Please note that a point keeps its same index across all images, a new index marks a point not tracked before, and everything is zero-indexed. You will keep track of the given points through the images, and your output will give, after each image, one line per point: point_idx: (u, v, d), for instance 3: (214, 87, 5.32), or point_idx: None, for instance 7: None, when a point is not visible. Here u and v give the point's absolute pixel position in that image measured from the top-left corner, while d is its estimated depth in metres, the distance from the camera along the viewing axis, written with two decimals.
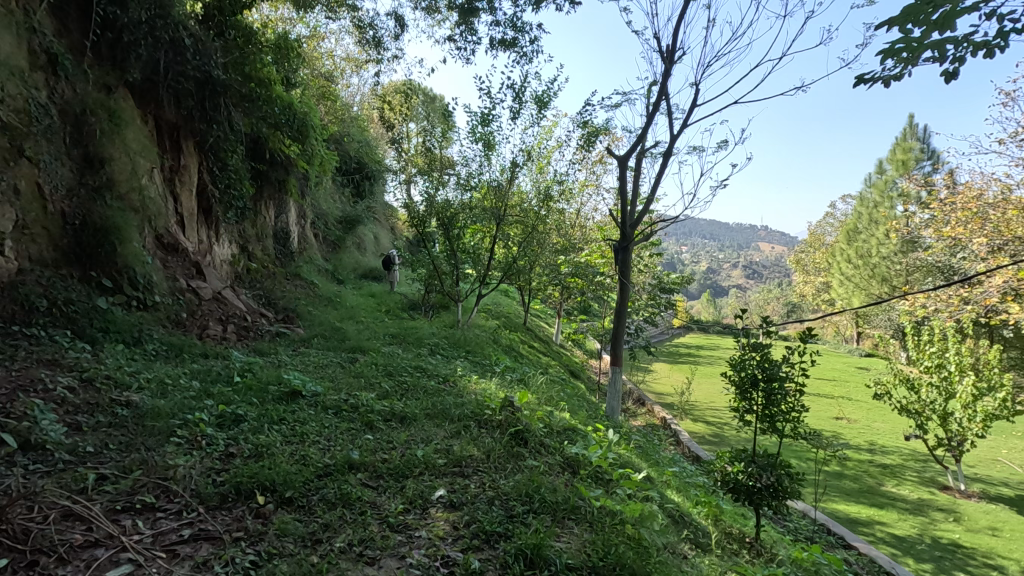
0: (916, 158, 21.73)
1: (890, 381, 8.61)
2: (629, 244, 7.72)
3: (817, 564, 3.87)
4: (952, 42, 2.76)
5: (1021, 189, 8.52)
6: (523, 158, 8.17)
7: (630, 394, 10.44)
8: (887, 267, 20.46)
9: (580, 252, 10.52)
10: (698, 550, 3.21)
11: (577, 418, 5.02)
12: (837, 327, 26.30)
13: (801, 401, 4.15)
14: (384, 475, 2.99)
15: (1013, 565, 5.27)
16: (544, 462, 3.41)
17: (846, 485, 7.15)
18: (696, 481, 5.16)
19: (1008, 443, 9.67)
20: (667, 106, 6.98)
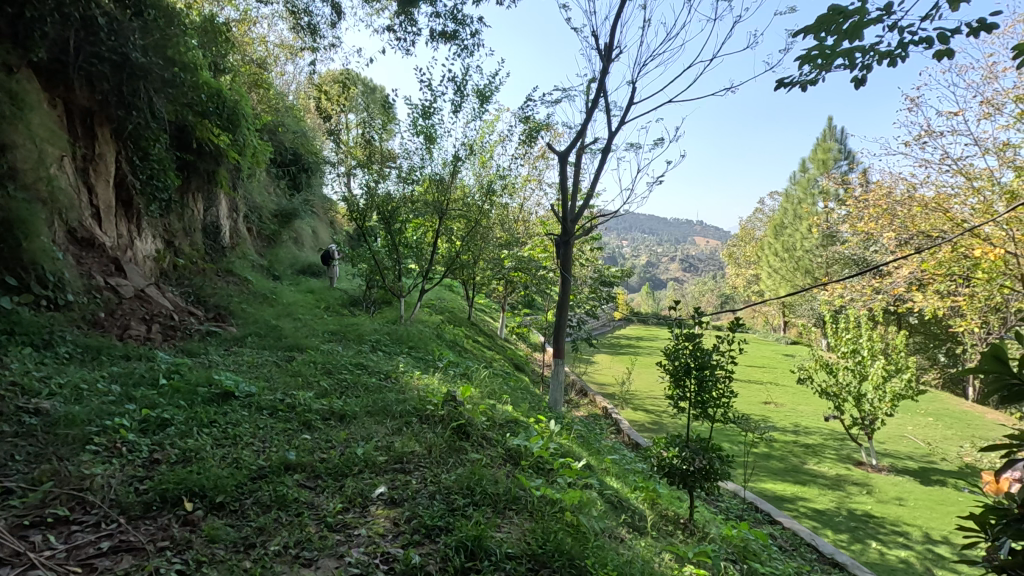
0: (834, 158, 23.24)
1: (812, 367, 9.22)
2: (570, 238, 7.86)
3: (744, 539, 4.11)
4: (860, 51, 2.99)
5: (924, 188, 9.30)
6: (465, 151, 8.14)
7: (573, 386, 10.67)
8: (809, 260, 21.82)
9: (524, 246, 10.61)
10: (635, 532, 3.34)
11: (520, 410, 5.08)
12: (766, 316, 27.84)
13: (731, 386, 4.38)
14: (323, 475, 2.93)
15: (916, 530, 5.80)
16: (487, 455, 3.43)
17: (773, 465, 7.61)
18: (635, 467, 5.34)
19: (913, 420, 10.57)
20: (605, 104, 7.14)
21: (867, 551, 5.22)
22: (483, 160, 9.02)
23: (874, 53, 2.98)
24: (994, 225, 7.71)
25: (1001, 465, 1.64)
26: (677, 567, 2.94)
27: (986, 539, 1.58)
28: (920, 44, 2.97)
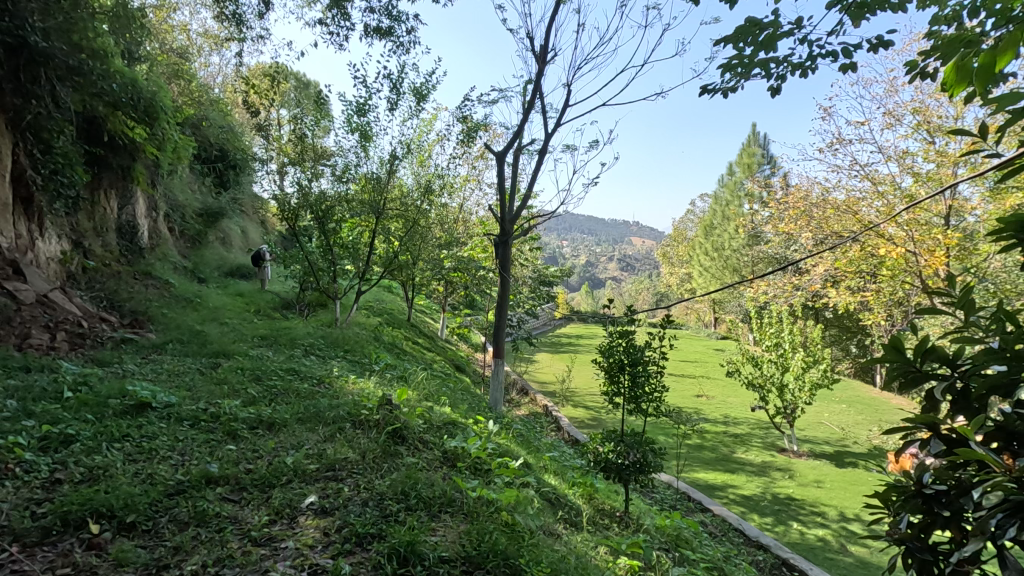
0: (758, 162, 24.62)
1: (739, 360, 9.71)
2: (508, 238, 7.90)
3: (676, 529, 4.26)
4: (774, 62, 3.17)
5: (836, 192, 10.02)
6: (402, 150, 8.02)
7: (514, 385, 10.74)
8: (737, 259, 22.96)
9: (464, 246, 10.56)
10: (571, 528, 3.40)
11: (458, 411, 5.04)
12: (698, 313, 29.11)
13: (662, 381, 4.54)
14: (248, 487, 2.79)
15: (832, 510, 6.22)
16: (423, 458, 3.38)
17: (705, 455, 7.95)
18: (573, 463, 5.43)
19: (829, 407, 11.36)
20: (541, 105, 7.23)
21: (789, 532, 5.55)
22: (421, 159, 8.93)
23: (787, 64, 3.18)
24: (897, 226, 8.41)
25: (903, 446, 1.79)
26: (613, 560, 3.01)
27: (888, 514, 1.73)
28: (827, 58, 3.20)
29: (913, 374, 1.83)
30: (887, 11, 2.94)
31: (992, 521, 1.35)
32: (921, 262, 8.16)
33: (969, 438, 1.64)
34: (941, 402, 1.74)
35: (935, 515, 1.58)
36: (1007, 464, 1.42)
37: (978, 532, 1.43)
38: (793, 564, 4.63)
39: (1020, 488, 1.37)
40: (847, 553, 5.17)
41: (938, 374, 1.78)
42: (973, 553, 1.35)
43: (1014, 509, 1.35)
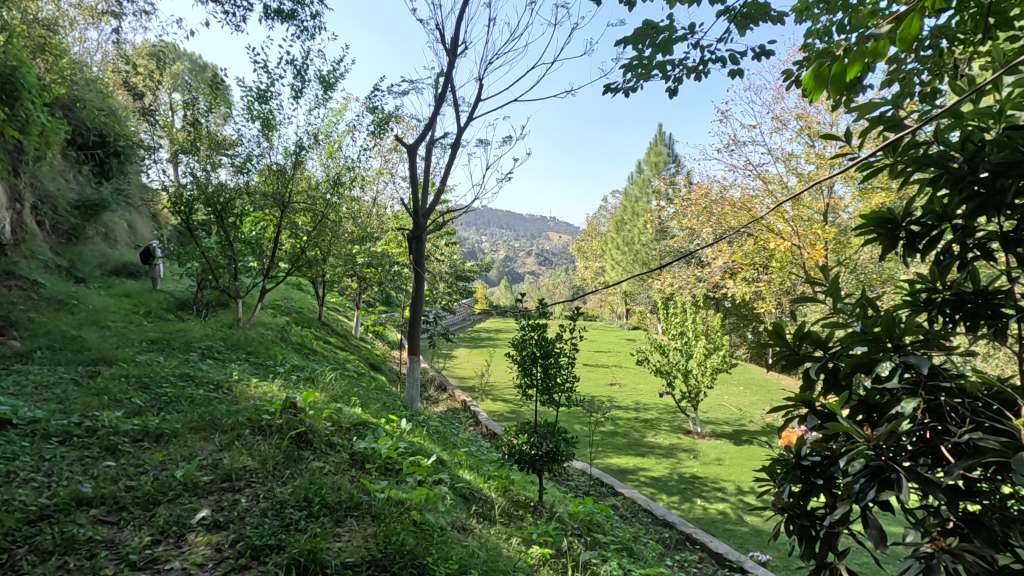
0: (664, 161, 25.93)
1: (648, 349, 10.22)
2: (422, 233, 7.79)
3: (589, 514, 4.41)
4: (670, 64, 3.34)
5: (732, 189, 10.79)
6: (308, 140, 7.65)
7: (432, 382, 10.65)
8: (646, 253, 24.11)
9: (377, 241, 10.27)
10: (484, 521, 3.41)
11: (370, 411, 4.90)
12: (611, 305, 30.34)
13: (573, 371, 4.66)
14: (128, 506, 2.53)
15: (730, 485, 6.71)
16: (330, 461, 3.25)
17: (618, 441, 8.30)
18: (489, 457, 5.47)
19: (728, 390, 12.24)
20: (453, 98, 7.16)
21: (693, 508, 5.93)
22: (330, 151, 8.57)
23: (682, 67, 3.35)
24: (784, 222, 9.19)
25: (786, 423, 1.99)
26: (526, 549, 3.06)
27: (774, 484, 1.92)
28: (717, 63, 3.41)
29: (792, 356, 2.02)
30: (768, 23, 3.18)
31: (857, 485, 1.55)
32: (805, 255, 9.00)
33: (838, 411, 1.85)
34: (817, 380, 1.94)
35: (810, 483, 1.79)
36: (868, 434, 1.63)
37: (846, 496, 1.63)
38: (695, 538, 4.93)
39: (877, 454, 1.58)
40: (743, 523, 5.60)
41: (813, 355, 1.98)
42: (842, 514, 1.55)
43: (873, 473, 1.56)
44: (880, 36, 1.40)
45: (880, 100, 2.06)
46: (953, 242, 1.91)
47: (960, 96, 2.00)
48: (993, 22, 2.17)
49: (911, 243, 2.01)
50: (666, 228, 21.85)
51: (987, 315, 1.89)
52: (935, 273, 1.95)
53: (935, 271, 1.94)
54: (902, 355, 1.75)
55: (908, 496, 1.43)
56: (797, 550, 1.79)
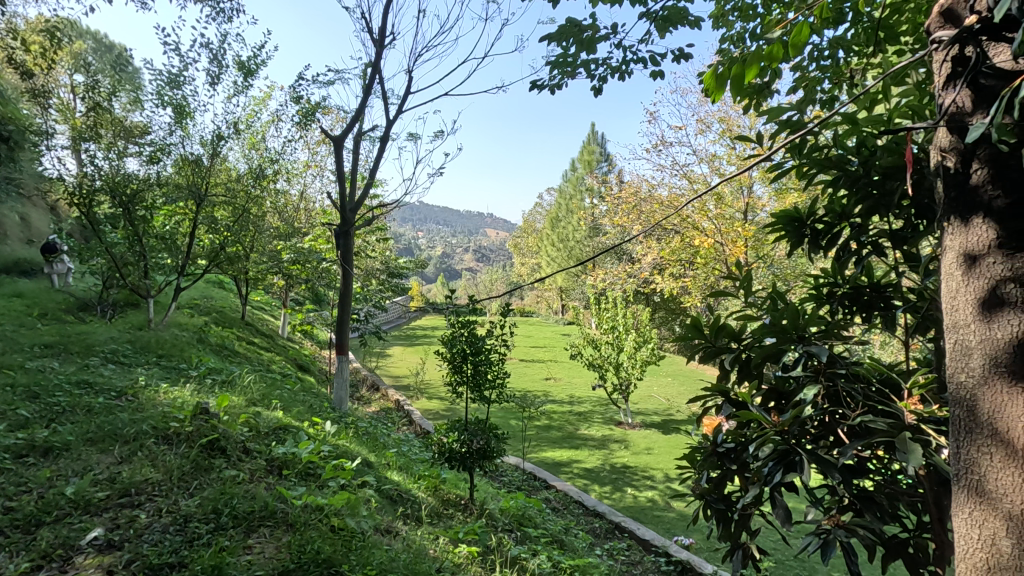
0: (597, 159, 26.54)
1: (582, 343, 10.43)
2: (350, 228, 7.58)
3: (520, 509, 4.43)
4: (594, 63, 3.38)
5: (660, 188, 11.19)
6: (227, 129, 7.21)
7: (364, 381, 10.38)
8: (580, 249, 24.60)
9: (304, 237, 9.87)
10: (412, 523, 3.34)
11: (293, 414, 4.68)
12: (548, 301, 30.81)
13: (503, 368, 4.67)
14: (5, 531, 2.28)
15: (659, 473, 6.97)
16: (246, 469, 3.08)
17: (553, 435, 8.41)
18: (421, 456, 5.38)
19: (657, 381, 12.72)
20: (381, 90, 6.98)
21: (624, 498, 6.10)
22: (252, 141, 8.15)
23: (606, 66, 3.41)
24: (708, 220, 9.64)
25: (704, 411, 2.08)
26: (453, 549, 3.02)
27: (693, 473, 1.99)
28: (639, 64, 3.49)
29: (708, 348, 2.08)
30: (685, 27, 3.28)
31: (765, 469, 1.63)
32: (727, 252, 9.47)
33: (749, 398, 1.94)
34: (730, 370, 2.00)
35: (725, 468, 1.88)
36: (774, 421, 1.71)
37: (756, 479, 1.73)
38: (624, 526, 5.07)
39: (783, 439, 1.66)
40: (670, 508, 5.83)
41: (728, 347, 2.04)
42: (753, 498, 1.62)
43: (780, 457, 1.64)
44: (773, 39, 1.48)
45: (787, 105, 2.17)
46: (851, 238, 2.05)
47: (854, 104, 2.15)
48: (883, 37, 2.34)
49: (815, 239, 2.14)
50: (599, 225, 22.40)
51: (879, 306, 2.05)
52: (836, 268, 2.09)
53: (836, 265, 2.07)
54: (806, 344, 1.84)
55: (809, 478, 1.51)
56: (715, 532, 1.89)
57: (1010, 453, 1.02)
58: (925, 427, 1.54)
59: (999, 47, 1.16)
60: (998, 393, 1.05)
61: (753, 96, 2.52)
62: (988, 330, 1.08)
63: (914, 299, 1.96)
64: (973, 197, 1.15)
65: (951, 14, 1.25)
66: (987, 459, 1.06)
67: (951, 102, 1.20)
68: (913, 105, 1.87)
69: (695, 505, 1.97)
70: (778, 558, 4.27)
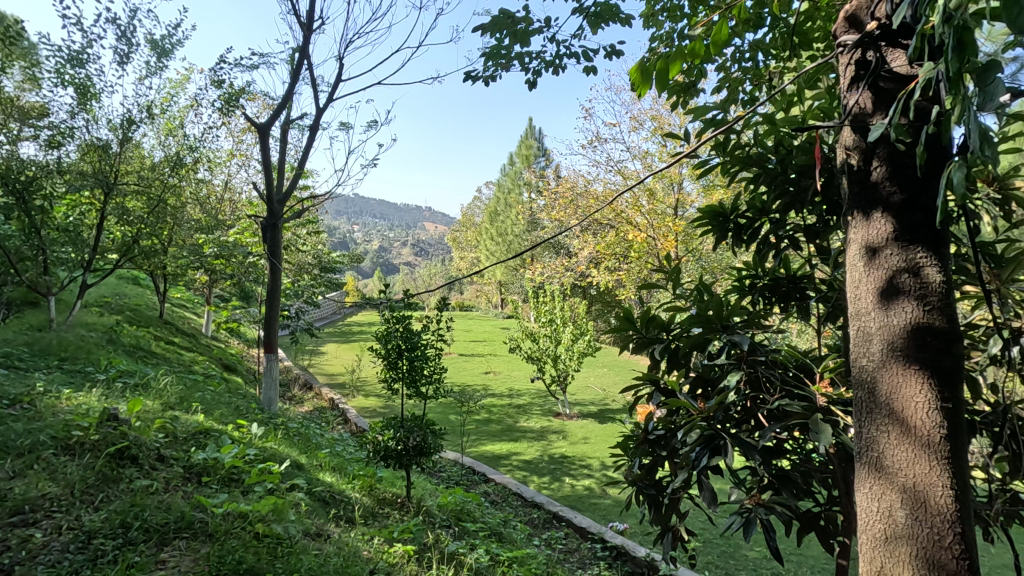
0: (535, 154, 26.79)
1: (520, 337, 10.50)
2: (278, 220, 7.22)
3: (459, 504, 4.41)
4: (528, 56, 3.37)
5: (595, 183, 11.44)
6: (139, 113, 6.68)
7: (296, 380, 9.99)
8: (518, 243, 24.78)
9: (228, 229, 9.34)
10: (345, 525, 3.25)
11: (215, 417, 4.42)
12: (487, 295, 30.88)
13: (440, 362, 4.61)
14: None
15: (595, 461, 7.15)
16: (160, 478, 2.86)
17: (492, 428, 8.43)
18: (356, 456, 5.24)
19: (593, 372, 13.04)
20: (310, 76, 6.69)
21: (561, 487, 6.22)
22: (168, 127, 7.59)
23: (540, 60, 3.41)
24: (641, 215, 9.94)
25: (636, 400, 2.13)
26: (388, 548, 2.95)
27: (625, 461, 2.03)
28: (572, 59, 3.51)
29: (640, 338, 2.11)
30: (617, 24, 3.33)
31: (692, 454, 1.68)
32: (659, 246, 9.81)
33: (677, 387, 2.01)
34: (660, 359, 2.05)
35: (656, 455, 1.94)
36: (702, 407, 1.77)
37: (684, 464, 1.79)
38: (561, 515, 5.15)
39: (709, 424, 1.73)
40: (605, 495, 5.99)
41: (658, 337, 2.08)
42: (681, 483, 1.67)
43: (706, 441, 1.70)
44: (695, 37, 1.52)
45: (711, 104, 2.25)
46: (770, 233, 2.15)
47: (772, 105, 2.25)
48: (798, 41, 2.46)
49: (738, 234, 2.22)
50: (537, 219, 22.64)
51: (796, 297, 2.16)
52: (757, 261, 2.19)
53: (757, 258, 2.17)
54: (729, 333, 1.92)
55: (732, 460, 1.58)
56: (647, 517, 1.95)
57: (904, 430, 1.10)
58: (834, 409, 1.65)
59: (896, 52, 1.24)
60: (895, 375, 1.13)
61: (679, 94, 2.59)
62: (886, 317, 1.16)
63: (826, 290, 2.09)
64: (872, 192, 1.23)
65: (855, 19, 1.33)
66: (884, 436, 1.14)
67: (854, 103, 1.28)
68: (824, 108, 1.98)
69: (628, 491, 2.02)
70: (706, 538, 4.49)
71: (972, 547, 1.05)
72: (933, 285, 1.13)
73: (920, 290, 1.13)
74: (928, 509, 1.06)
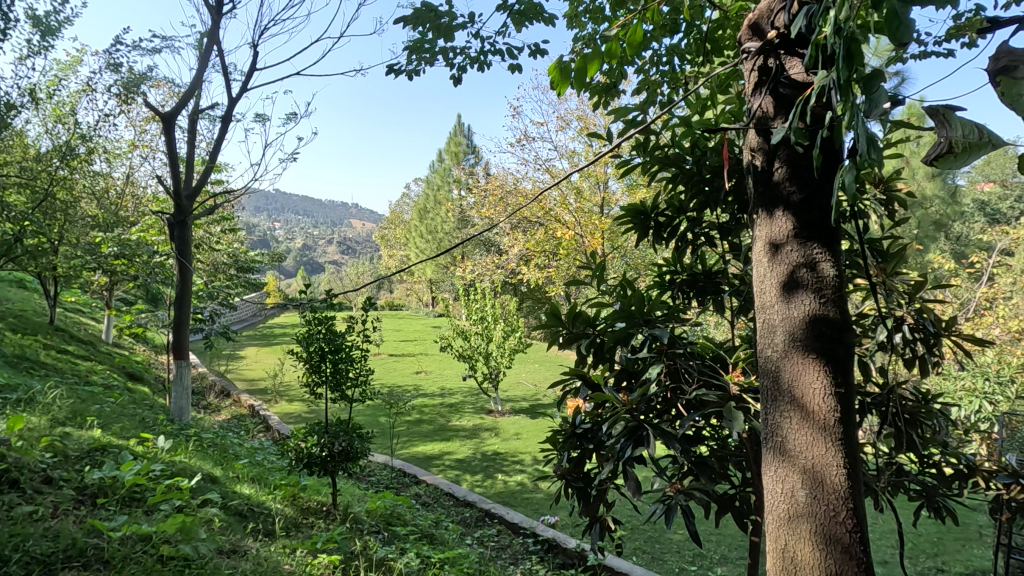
0: (464, 151, 26.66)
1: (451, 335, 10.42)
2: (187, 217, 6.72)
3: (389, 508, 4.30)
4: (453, 52, 3.33)
5: (524, 181, 11.54)
6: (21, 96, 5.99)
7: (212, 388, 9.39)
8: (448, 240, 24.59)
9: (131, 226, 8.60)
10: (265, 539, 3.07)
11: (116, 432, 4.06)
12: (417, 294, 30.43)
13: (366, 364, 4.48)
14: None
15: (527, 456, 7.23)
16: (47, 503, 2.58)
17: (423, 429, 8.31)
18: (277, 465, 4.98)
19: (524, 368, 13.18)
20: (221, 63, 6.27)
21: (494, 484, 6.24)
22: (56, 113, 6.80)
23: (465, 57, 3.37)
24: (568, 213, 10.15)
25: (564, 394, 2.15)
26: (311, 560, 2.82)
27: (553, 457, 2.05)
28: (497, 56, 3.50)
29: (566, 334, 2.11)
30: (541, 23, 3.35)
31: (617, 446, 1.72)
32: (586, 243, 10.05)
33: (603, 380, 2.05)
34: (585, 354, 2.07)
35: (584, 448, 1.97)
36: (626, 399, 1.81)
37: (610, 456, 1.82)
38: (494, 512, 5.15)
39: (632, 416, 1.77)
40: (538, 489, 6.07)
41: (583, 333, 2.10)
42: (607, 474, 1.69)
43: (630, 432, 1.74)
44: (612, 37, 1.54)
45: (629, 105, 2.31)
46: (687, 230, 2.25)
47: (688, 108, 2.34)
48: (710, 48, 2.58)
49: (658, 231, 2.29)
50: (467, 217, 22.60)
51: (711, 291, 2.27)
52: (676, 257, 2.27)
53: (675, 255, 2.26)
54: (650, 327, 1.98)
55: (654, 450, 1.63)
56: (576, 510, 1.97)
57: (804, 414, 1.18)
58: (745, 397, 1.75)
59: (794, 61, 1.31)
60: (797, 363, 1.20)
61: (601, 94, 2.64)
62: (787, 309, 1.23)
63: (738, 284, 2.22)
64: (775, 191, 1.29)
65: (757, 27, 1.39)
66: (787, 421, 1.21)
67: (757, 107, 1.35)
68: (734, 111, 2.08)
69: (557, 486, 2.03)
70: (633, 524, 4.66)
71: (862, 521, 1.14)
72: (827, 278, 1.21)
73: (817, 283, 1.21)
74: (825, 487, 1.14)
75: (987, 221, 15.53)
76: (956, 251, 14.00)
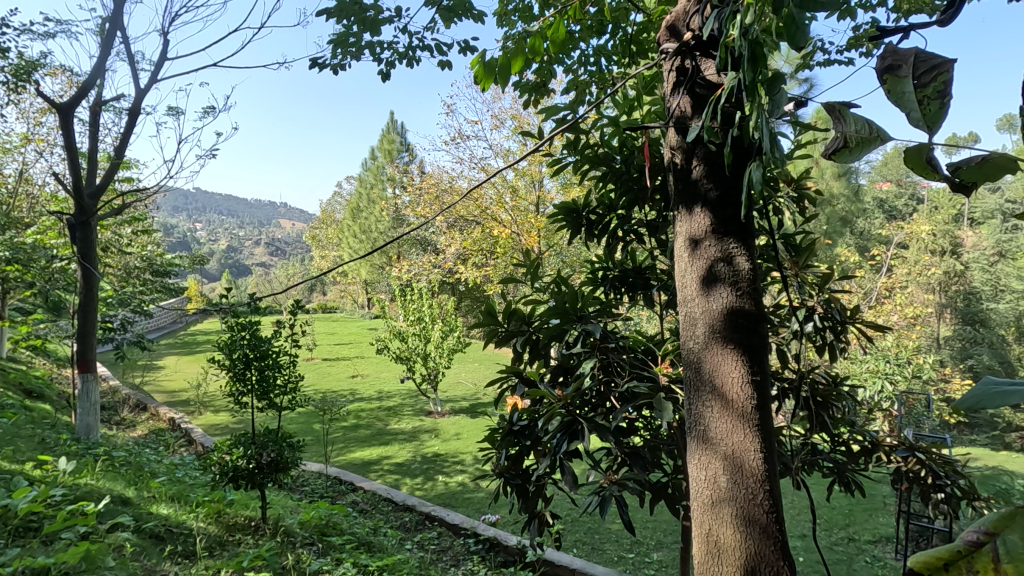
0: (397, 149, 26.14)
1: (388, 337, 10.20)
2: (90, 217, 6.18)
3: (324, 518, 4.15)
4: (380, 46, 3.23)
5: (459, 179, 11.47)
6: None
7: (126, 401, 8.71)
8: (383, 240, 24.06)
9: (25, 229, 7.81)
10: (185, 561, 2.86)
11: (8, 455, 3.67)
12: (352, 295, 29.59)
13: (295, 370, 4.29)
14: None
15: (468, 456, 7.19)
16: None
17: (361, 434, 8.09)
18: (200, 480, 4.68)
19: (464, 368, 13.12)
20: (125, 50, 5.79)
21: (435, 486, 6.16)
22: None
23: (393, 52, 3.28)
24: (504, 212, 10.19)
25: (501, 392, 2.14)
26: None
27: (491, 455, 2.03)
28: (426, 52, 3.43)
29: (501, 332, 2.09)
30: (470, 19, 3.32)
31: (554, 441, 1.73)
32: (522, 241, 10.12)
33: (539, 376, 2.05)
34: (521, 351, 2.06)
35: (522, 445, 1.97)
36: (560, 395, 1.82)
37: (547, 451, 1.83)
38: (434, 515, 5.08)
39: (567, 411, 1.79)
40: (479, 488, 6.05)
41: (518, 330, 2.09)
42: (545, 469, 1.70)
43: (566, 427, 1.76)
44: (536, 35, 1.54)
45: (560, 104, 2.32)
46: (618, 228, 2.29)
47: (616, 108, 2.38)
48: (635, 50, 2.64)
49: (590, 228, 2.32)
50: (402, 216, 22.19)
51: (641, 287, 2.32)
52: (608, 253, 2.32)
53: (607, 251, 2.30)
54: (583, 322, 1.99)
55: (588, 443, 1.65)
56: (515, 507, 1.96)
57: (724, 403, 1.22)
58: (674, 388, 1.81)
59: (709, 62, 1.36)
60: (717, 354, 1.25)
61: (531, 92, 2.64)
62: (708, 302, 1.27)
63: (666, 279, 2.29)
64: (694, 189, 1.34)
65: (674, 29, 1.43)
66: (709, 411, 1.25)
67: (676, 107, 1.39)
68: (659, 112, 2.14)
69: (496, 484, 2.02)
70: (573, 517, 4.74)
71: (778, 502, 1.19)
72: (743, 272, 1.26)
73: (733, 277, 1.26)
74: (744, 472, 1.19)
75: (886, 218, 17.02)
76: (860, 245, 15.22)
